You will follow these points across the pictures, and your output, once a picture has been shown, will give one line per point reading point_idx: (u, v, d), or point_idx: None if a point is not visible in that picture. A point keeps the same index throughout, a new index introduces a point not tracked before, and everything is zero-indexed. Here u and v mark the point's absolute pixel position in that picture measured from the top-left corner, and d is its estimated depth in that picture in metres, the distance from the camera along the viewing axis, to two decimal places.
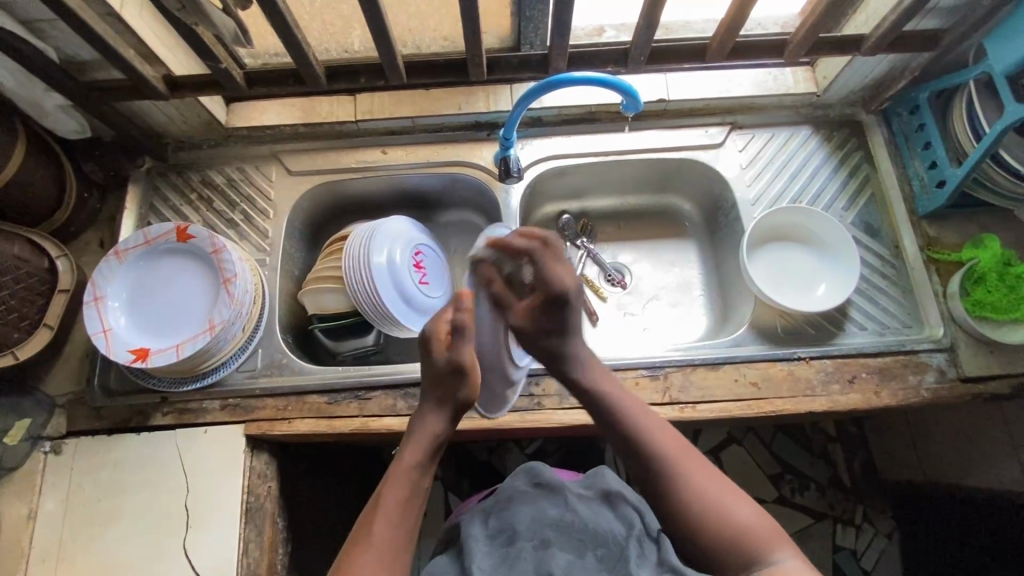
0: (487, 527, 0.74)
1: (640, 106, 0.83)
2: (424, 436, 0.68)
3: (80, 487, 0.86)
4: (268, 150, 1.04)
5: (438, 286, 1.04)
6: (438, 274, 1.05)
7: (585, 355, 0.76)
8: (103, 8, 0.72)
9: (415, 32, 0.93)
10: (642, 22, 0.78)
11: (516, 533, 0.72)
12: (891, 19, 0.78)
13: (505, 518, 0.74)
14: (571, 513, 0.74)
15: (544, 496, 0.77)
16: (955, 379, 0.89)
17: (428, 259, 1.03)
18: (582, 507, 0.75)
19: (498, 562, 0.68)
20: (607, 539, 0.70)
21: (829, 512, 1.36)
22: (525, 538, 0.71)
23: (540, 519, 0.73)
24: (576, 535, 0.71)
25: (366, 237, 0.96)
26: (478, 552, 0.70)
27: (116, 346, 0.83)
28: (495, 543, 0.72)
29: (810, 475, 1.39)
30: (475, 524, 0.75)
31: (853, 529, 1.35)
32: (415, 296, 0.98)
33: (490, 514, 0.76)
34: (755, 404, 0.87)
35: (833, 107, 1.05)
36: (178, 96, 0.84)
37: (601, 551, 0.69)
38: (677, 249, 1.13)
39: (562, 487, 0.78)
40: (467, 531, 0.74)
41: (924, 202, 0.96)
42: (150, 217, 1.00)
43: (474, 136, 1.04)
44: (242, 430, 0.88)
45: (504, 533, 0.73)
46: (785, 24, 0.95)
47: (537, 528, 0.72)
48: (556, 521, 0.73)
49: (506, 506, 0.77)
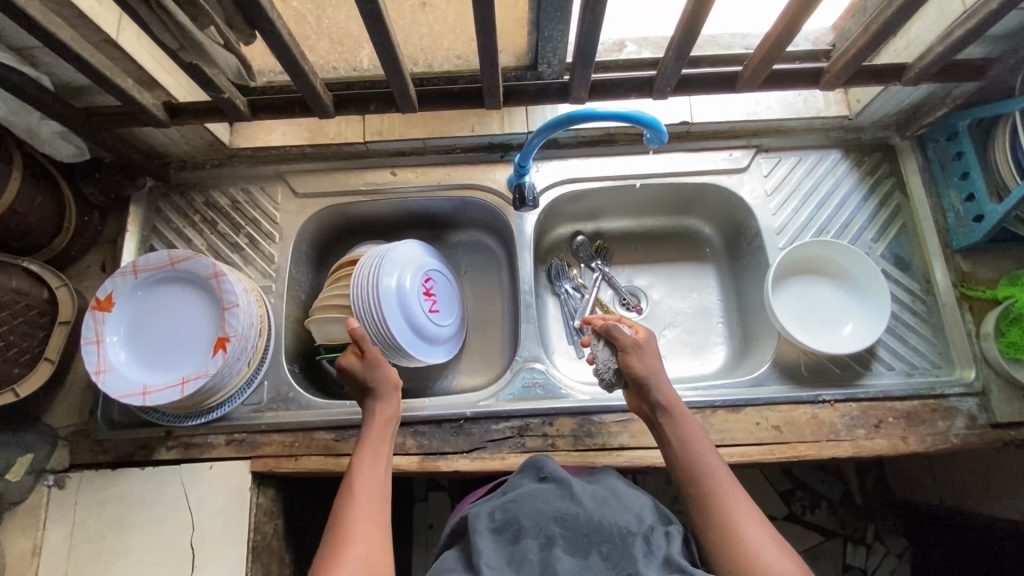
0: (493, 519, 0.69)
1: (665, 139, 0.79)
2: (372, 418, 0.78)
3: (85, 522, 0.85)
4: (273, 171, 1.00)
5: (447, 312, 1.00)
6: (448, 300, 1.01)
7: (663, 376, 0.78)
8: (98, 36, 0.68)
9: (427, 51, 0.85)
10: (671, 54, 0.73)
11: (522, 526, 0.67)
12: (939, 50, 0.73)
13: (511, 509, 0.69)
14: (578, 507, 0.68)
15: (550, 489, 0.71)
16: (986, 425, 0.86)
17: (439, 283, 1.00)
18: (587, 500, 0.70)
19: (505, 557, 0.63)
20: (612, 535, 0.65)
21: (841, 531, 1.32)
22: (531, 534, 0.66)
23: (545, 512, 0.68)
24: (581, 532, 0.66)
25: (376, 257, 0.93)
26: (482, 546, 0.64)
27: (118, 383, 0.80)
28: (501, 538, 0.66)
29: (821, 492, 1.35)
30: (480, 513, 0.70)
31: (864, 549, 1.31)
32: (423, 324, 0.94)
33: (497, 507, 0.70)
34: (776, 448, 0.84)
35: (865, 130, 1.00)
36: (179, 123, 0.80)
37: (605, 547, 0.64)
38: (695, 274, 1.09)
39: (568, 480, 0.72)
40: (471, 521, 0.69)
41: (959, 235, 0.92)
42: (152, 240, 0.97)
43: (488, 158, 1.00)
44: (248, 467, 0.86)
45: (510, 529, 0.67)
46: (816, 41, 0.90)
47: (543, 524, 0.66)
48: (562, 515, 0.67)
49: (513, 496, 0.71)
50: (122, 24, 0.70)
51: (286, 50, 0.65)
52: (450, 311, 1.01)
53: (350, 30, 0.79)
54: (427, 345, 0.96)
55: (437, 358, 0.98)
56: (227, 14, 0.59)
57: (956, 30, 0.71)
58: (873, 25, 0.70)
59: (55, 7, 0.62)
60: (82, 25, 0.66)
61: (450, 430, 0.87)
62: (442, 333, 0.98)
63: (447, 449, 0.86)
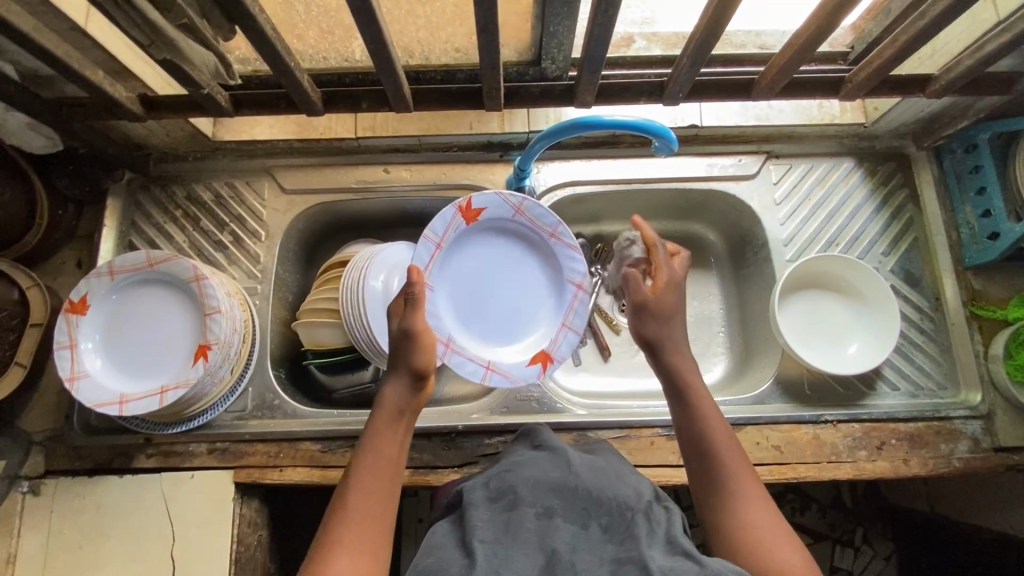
0: (487, 489, 0.57)
1: (674, 148, 0.76)
2: (388, 407, 0.63)
3: (60, 532, 0.81)
4: (260, 165, 0.95)
5: (442, 285, 0.83)
6: (445, 264, 0.83)
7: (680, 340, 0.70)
8: (65, 23, 0.62)
9: (424, 43, 0.78)
10: (685, 61, 0.70)
11: (517, 494, 0.54)
12: (968, 63, 0.69)
13: (508, 477, 0.57)
14: (575, 476, 0.56)
15: (545, 460, 0.60)
16: (989, 449, 0.84)
17: (461, 250, 0.84)
18: (586, 470, 0.58)
19: (499, 529, 0.51)
20: (615, 506, 0.53)
21: (829, 534, 1.20)
22: (527, 502, 0.53)
23: (541, 482, 0.55)
24: (580, 502, 0.53)
25: (565, 243, 0.86)
26: (474, 517, 0.52)
27: (93, 391, 0.77)
28: (495, 508, 0.54)
29: (812, 495, 1.22)
30: (475, 485, 0.58)
31: (851, 551, 1.20)
32: (490, 321, 0.85)
33: (492, 476, 0.59)
34: (776, 469, 0.82)
35: (880, 139, 0.96)
36: (155, 117, 0.75)
37: (606, 519, 0.52)
38: (698, 281, 1.05)
39: (564, 450, 0.61)
40: (465, 493, 0.57)
41: (972, 252, 0.89)
42: (131, 235, 0.92)
43: (486, 158, 0.96)
44: (231, 477, 0.83)
45: (505, 498, 0.55)
46: (834, 43, 0.84)
47: (539, 492, 0.54)
48: (558, 484, 0.55)
49: (506, 467, 0.60)
50: (92, 12, 0.65)
51: (270, 48, 0.60)
52: (431, 285, 0.82)
53: (342, 19, 0.73)
54: (498, 363, 0.83)
55: (456, 369, 0.80)
56: (203, 9, 0.54)
57: (988, 44, 0.67)
58: (901, 37, 0.66)
59: None
60: (46, 12, 0.60)
61: (441, 444, 0.84)
62: (454, 328, 0.83)
63: (440, 463, 0.83)
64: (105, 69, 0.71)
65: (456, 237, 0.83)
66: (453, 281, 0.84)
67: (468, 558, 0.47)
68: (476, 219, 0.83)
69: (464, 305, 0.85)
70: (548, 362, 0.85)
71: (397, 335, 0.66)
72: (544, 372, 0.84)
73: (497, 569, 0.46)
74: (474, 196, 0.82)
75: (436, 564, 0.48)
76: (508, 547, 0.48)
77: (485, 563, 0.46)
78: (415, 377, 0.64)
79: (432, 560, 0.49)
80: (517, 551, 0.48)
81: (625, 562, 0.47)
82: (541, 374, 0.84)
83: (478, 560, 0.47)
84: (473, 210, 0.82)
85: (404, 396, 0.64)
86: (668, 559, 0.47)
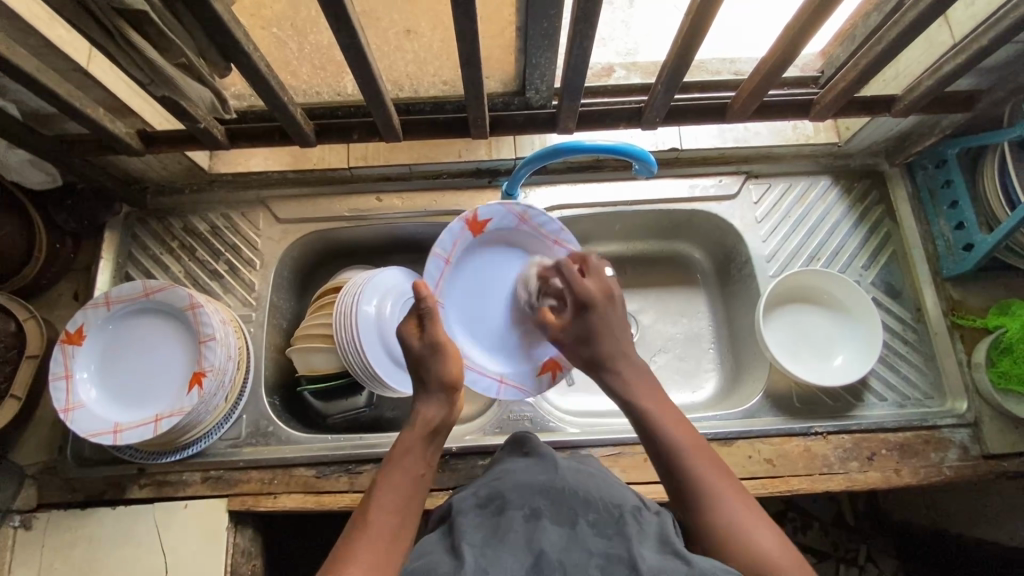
0: (477, 497, 0.58)
1: (654, 170, 0.79)
2: (423, 423, 0.67)
3: (51, 567, 0.80)
4: (255, 196, 0.98)
5: (452, 303, 0.88)
6: (456, 280, 0.88)
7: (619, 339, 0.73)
8: (68, 65, 0.65)
9: (413, 77, 0.82)
10: (660, 86, 0.73)
11: (506, 499, 0.55)
12: (928, 83, 0.73)
13: (496, 484, 0.58)
14: (561, 478, 0.57)
15: (533, 464, 0.61)
16: (978, 457, 0.85)
17: (474, 268, 0.89)
18: (573, 473, 0.59)
19: (488, 532, 0.52)
20: (603, 506, 0.54)
21: (833, 553, 1.20)
22: (515, 505, 0.54)
23: (529, 485, 0.56)
24: (566, 501, 0.54)
25: (566, 250, 0.90)
26: (464, 524, 0.53)
27: (86, 422, 0.77)
28: (484, 513, 0.55)
29: (813, 513, 1.23)
30: (465, 495, 0.59)
31: (856, 571, 1.19)
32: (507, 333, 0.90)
33: (482, 484, 0.60)
34: (769, 482, 0.83)
35: (854, 157, 1.00)
36: (153, 151, 0.78)
37: (594, 516, 0.52)
38: (687, 299, 1.07)
39: (551, 454, 0.62)
40: (455, 502, 0.58)
41: (949, 264, 0.91)
42: (128, 267, 0.94)
43: (475, 184, 0.99)
44: (225, 505, 0.83)
45: (495, 502, 0.56)
46: (805, 67, 0.88)
47: (528, 494, 0.55)
48: (547, 486, 0.56)
49: (497, 477, 0.60)
50: (94, 53, 0.68)
51: (264, 85, 0.63)
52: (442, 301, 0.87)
53: (334, 56, 0.77)
54: (509, 376, 0.88)
55: (473, 387, 0.85)
56: (200, 48, 0.58)
57: (945, 65, 0.71)
58: (863, 59, 0.70)
59: (21, 38, 0.60)
60: (50, 55, 0.63)
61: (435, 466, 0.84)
62: (466, 345, 0.87)
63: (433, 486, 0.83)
64: (106, 106, 0.74)
65: (465, 249, 0.88)
66: (466, 296, 0.88)
67: (457, 559, 0.48)
68: (482, 230, 0.88)
69: (473, 318, 0.89)
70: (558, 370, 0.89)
71: (421, 350, 0.70)
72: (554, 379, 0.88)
73: (485, 569, 0.47)
74: (478, 209, 0.86)
75: (426, 567, 0.49)
76: (497, 550, 0.49)
77: (474, 564, 0.47)
78: (448, 392, 0.70)
79: (420, 564, 0.50)
80: (504, 551, 0.49)
81: (616, 561, 0.48)
82: (552, 382, 0.88)
83: (467, 562, 0.47)
84: (480, 222, 0.87)
85: (439, 412, 0.69)
86: (656, 557, 0.48)
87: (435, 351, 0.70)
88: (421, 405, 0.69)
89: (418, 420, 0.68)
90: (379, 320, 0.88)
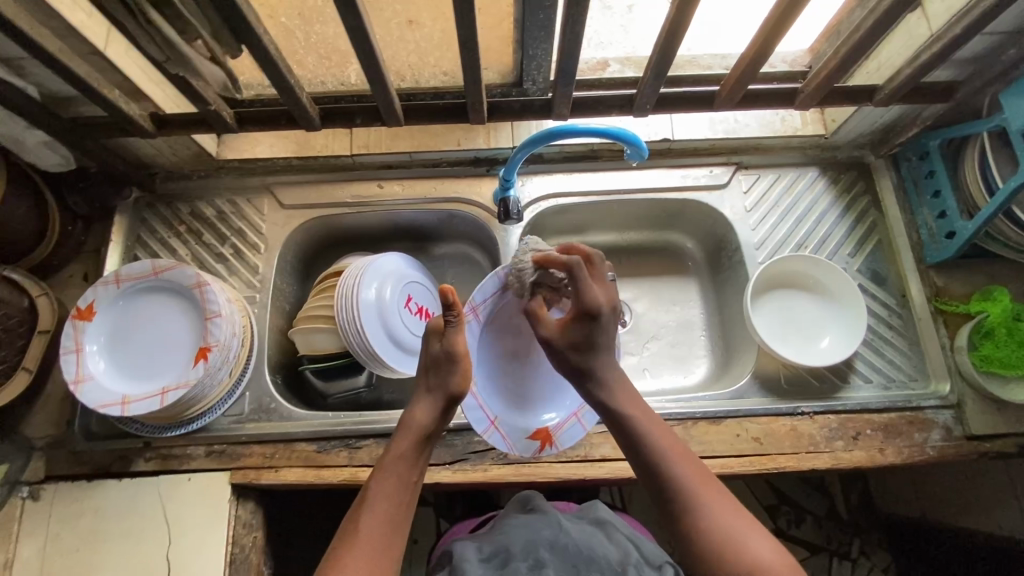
0: (480, 550, 0.69)
1: (645, 155, 0.82)
2: (417, 427, 0.69)
3: (57, 536, 0.83)
4: (261, 183, 1.01)
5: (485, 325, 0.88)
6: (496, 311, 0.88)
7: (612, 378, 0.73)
8: (86, 47, 0.69)
9: (415, 67, 0.86)
10: (649, 74, 0.77)
11: (510, 553, 0.68)
12: (907, 73, 0.76)
13: (500, 539, 0.70)
14: (565, 536, 0.70)
15: (535, 520, 0.73)
16: (961, 437, 0.87)
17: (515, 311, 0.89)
18: (573, 530, 0.72)
19: None
20: (601, 562, 0.67)
21: (826, 546, 1.22)
22: (519, 558, 0.67)
23: (533, 541, 0.69)
24: (569, 559, 0.67)
25: (615, 341, 0.91)
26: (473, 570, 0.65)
27: (96, 393, 0.80)
28: (490, 564, 0.67)
29: (806, 507, 1.24)
30: (468, 545, 0.70)
31: (849, 564, 1.21)
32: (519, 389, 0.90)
33: (484, 538, 0.71)
34: (757, 460, 0.85)
35: (841, 149, 1.03)
36: (164, 133, 0.81)
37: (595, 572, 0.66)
38: (679, 289, 1.10)
39: (552, 514, 0.75)
40: (458, 551, 0.69)
41: (932, 251, 0.94)
42: (136, 250, 0.97)
43: (474, 172, 1.02)
44: (227, 479, 0.85)
45: (499, 556, 0.68)
46: (793, 62, 0.91)
47: (532, 548, 0.68)
48: (551, 542, 0.69)
49: (503, 530, 0.72)
50: (111, 36, 0.71)
51: (273, 66, 0.67)
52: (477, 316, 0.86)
53: (339, 46, 0.81)
54: (502, 422, 0.86)
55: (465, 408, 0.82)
56: (214, 29, 0.61)
57: (922, 54, 0.74)
58: (843, 49, 0.74)
59: (44, 19, 0.64)
60: (70, 37, 0.67)
61: None
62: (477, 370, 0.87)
63: (430, 460, 0.86)
64: (121, 90, 0.78)
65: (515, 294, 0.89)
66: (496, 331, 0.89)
67: None
68: None
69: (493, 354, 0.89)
70: (549, 442, 0.86)
71: (439, 352, 0.72)
72: (540, 450, 0.85)
73: None
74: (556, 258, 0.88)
75: None
76: None
77: None
78: (447, 399, 0.71)
79: None
80: None
81: None
82: (540, 449, 0.85)
83: None
84: None
85: (434, 418, 0.70)
86: None
87: (449, 358, 0.72)
88: (417, 409, 0.71)
89: (411, 424, 0.70)
90: (379, 301, 0.91)
